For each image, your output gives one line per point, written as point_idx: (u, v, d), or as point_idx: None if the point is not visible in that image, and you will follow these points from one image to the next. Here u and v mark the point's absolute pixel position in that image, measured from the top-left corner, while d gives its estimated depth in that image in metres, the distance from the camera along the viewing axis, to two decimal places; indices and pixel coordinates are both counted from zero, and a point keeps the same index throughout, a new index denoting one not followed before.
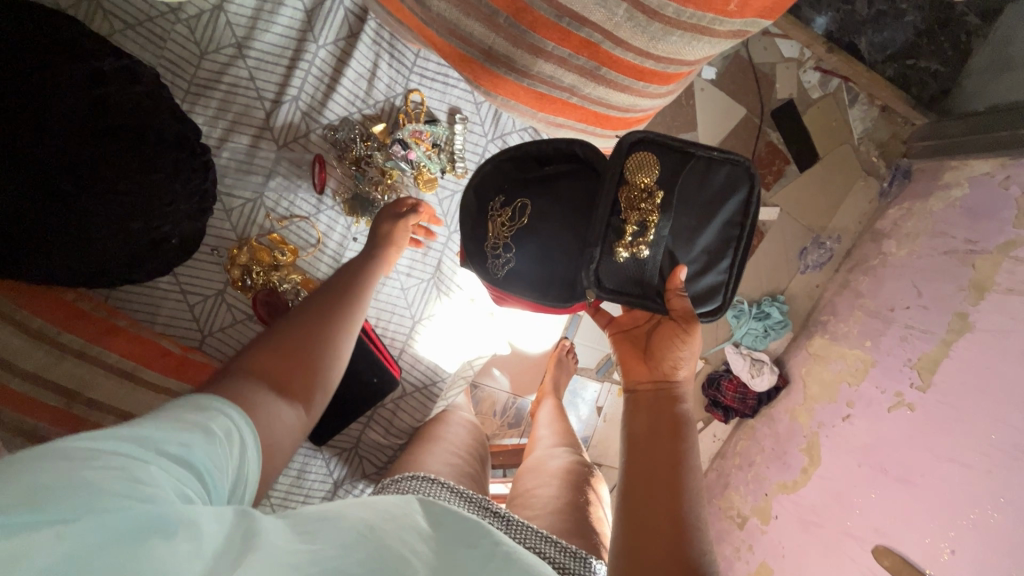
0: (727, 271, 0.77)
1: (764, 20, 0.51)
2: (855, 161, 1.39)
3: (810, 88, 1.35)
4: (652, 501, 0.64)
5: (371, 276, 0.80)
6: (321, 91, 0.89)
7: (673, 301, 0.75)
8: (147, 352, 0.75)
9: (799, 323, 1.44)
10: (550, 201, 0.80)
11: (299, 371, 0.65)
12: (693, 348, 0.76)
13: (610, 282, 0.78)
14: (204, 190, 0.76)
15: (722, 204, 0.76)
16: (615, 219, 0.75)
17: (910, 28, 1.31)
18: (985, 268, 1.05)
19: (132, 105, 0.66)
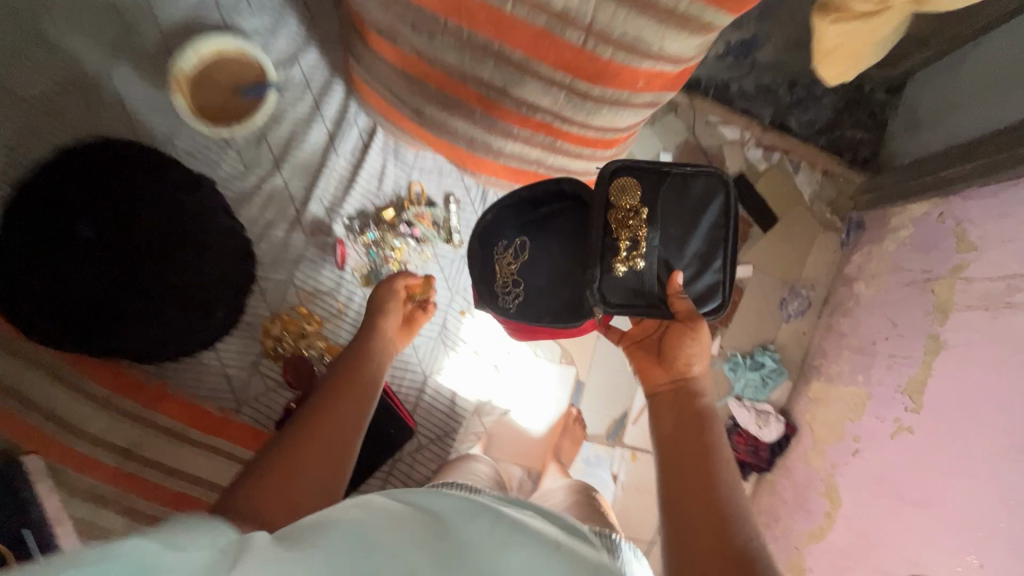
0: (722, 268, 0.80)
1: (668, 91, 0.67)
2: (811, 218, 1.55)
3: (756, 162, 1.54)
4: (692, 498, 0.67)
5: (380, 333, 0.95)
6: (340, 190, 1.05)
7: (675, 304, 0.78)
8: (191, 417, 0.94)
9: (795, 371, 1.49)
10: (548, 236, 0.82)
11: (300, 478, 0.76)
12: (702, 343, 0.80)
13: (615, 299, 0.78)
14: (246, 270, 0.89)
15: (702, 208, 0.79)
16: (606, 240, 0.77)
17: (830, 107, 1.53)
18: (943, 292, 1.16)
19: (192, 206, 0.82)
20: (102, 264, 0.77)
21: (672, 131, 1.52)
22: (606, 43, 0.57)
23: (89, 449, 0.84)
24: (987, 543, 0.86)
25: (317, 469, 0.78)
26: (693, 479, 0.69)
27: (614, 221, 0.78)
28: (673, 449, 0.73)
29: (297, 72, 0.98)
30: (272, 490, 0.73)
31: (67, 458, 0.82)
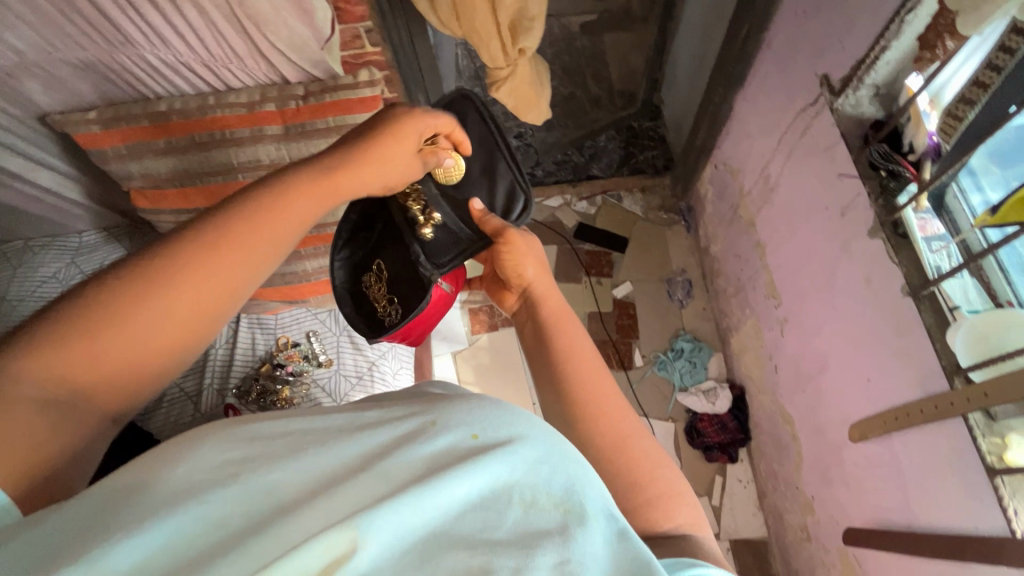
0: (508, 168, 0.89)
1: None
2: (654, 223, 1.80)
3: (587, 210, 1.82)
4: (581, 395, 0.58)
5: (374, 172, 0.56)
6: (222, 371, 1.11)
7: (487, 225, 0.78)
8: None
9: (717, 342, 1.59)
10: (386, 246, 0.94)
11: (142, 341, 0.43)
12: (521, 252, 0.73)
13: (440, 258, 0.89)
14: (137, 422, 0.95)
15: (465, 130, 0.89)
16: (406, 216, 0.89)
17: (616, 148, 1.87)
18: (744, 210, 1.36)
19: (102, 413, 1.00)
20: None
21: None
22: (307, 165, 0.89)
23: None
24: (862, 358, 0.91)
25: (180, 328, 0.45)
26: (564, 373, 0.60)
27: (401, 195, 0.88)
28: (535, 355, 0.65)
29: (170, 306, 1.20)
30: (83, 361, 0.41)
31: None
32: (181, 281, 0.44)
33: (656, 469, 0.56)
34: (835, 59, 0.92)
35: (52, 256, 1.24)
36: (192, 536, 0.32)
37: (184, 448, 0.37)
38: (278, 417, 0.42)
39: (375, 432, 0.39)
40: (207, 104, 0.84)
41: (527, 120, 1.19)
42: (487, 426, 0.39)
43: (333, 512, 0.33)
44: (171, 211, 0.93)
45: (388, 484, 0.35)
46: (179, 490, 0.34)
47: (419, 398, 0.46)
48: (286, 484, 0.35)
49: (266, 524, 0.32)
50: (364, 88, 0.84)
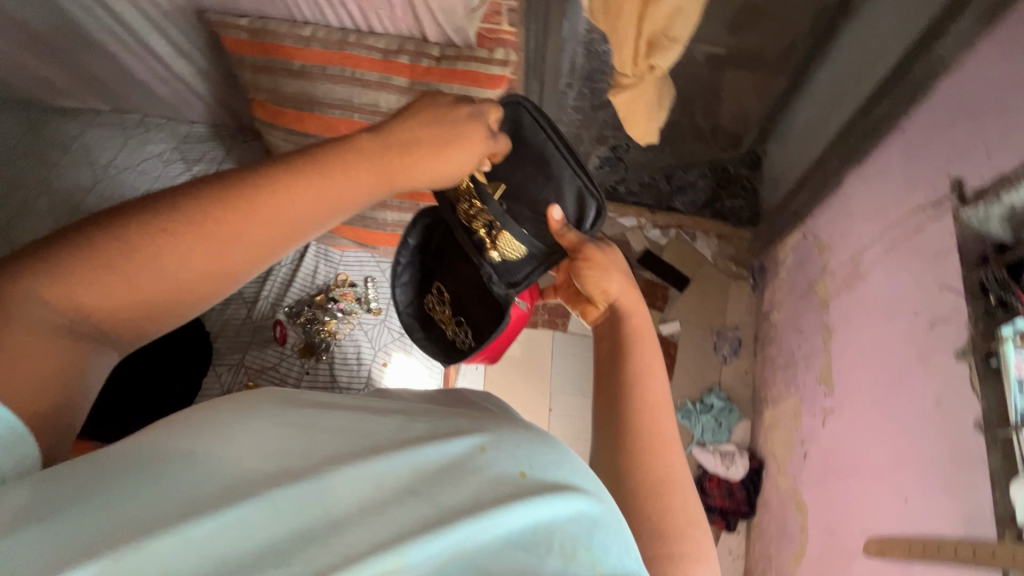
0: (574, 176, 0.83)
1: None
2: (720, 273, 1.76)
3: (657, 239, 1.81)
4: (642, 422, 0.63)
5: (423, 169, 0.60)
6: (281, 288, 1.16)
7: (564, 240, 0.82)
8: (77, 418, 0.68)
9: (749, 409, 1.55)
10: (451, 273, 1.03)
11: (164, 286, 0.51)
12: (603, 267, 0.77)
13: (514, 278, 0.92)
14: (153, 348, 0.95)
15: (526, 141, 0.84)
16: (474, 237, 0.92)
17: (704, 189, 1.82)
18: (822, 289, 1.30)
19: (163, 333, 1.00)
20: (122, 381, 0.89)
21: None
22: None
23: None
24: (904, 476, 0.88)
25: (209, 276, 0.53)
26: (632, 398, 0.65)
27: (466, 218, 0.91)
28: (599, 386, 0.69)
29: None
30: (109, 294, 0.49)
31: None
32: (215, 236, 0.51)
33: (688, 524, 0.58)
34: (976, 167, 0.86)
35: (162, 136, 1.32)
36: (248, 526, 0.33)
37: (235, 437, 0.39)
38: (338, 410, 0.44)
39: (428, 447, 0.40)
40: (347, 40, 0.87)
41: (632, 134, 1.16)
42: (534, 464, 0.40)
43: (384, 526, 0.34)
44: (283, 129, 0.98)
45: (435, 509, 0.36)
46: (233, 481, 0.36)
47: (471, 415, 0.48)
48: (340, 487, 0.36)
49: (317, 533, 0.34)
50: (496, 67, 0.85)
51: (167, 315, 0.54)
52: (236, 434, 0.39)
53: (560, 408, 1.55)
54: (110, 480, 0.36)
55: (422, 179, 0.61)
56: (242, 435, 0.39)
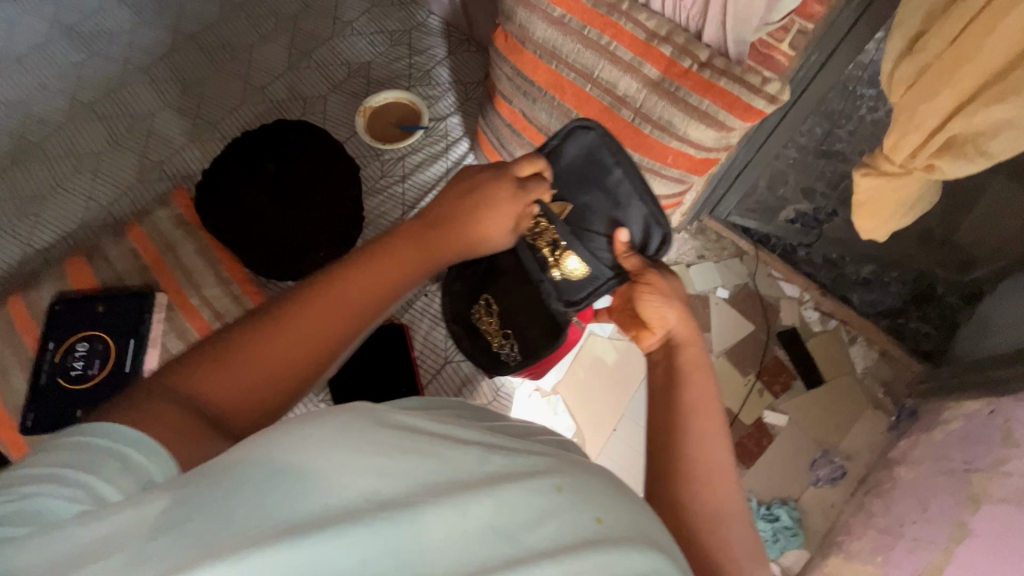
0: (642, 202, 0.89)
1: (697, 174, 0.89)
2: (861, 393, 1.54)
3: (811, 322, 1.61)
4: (693, 458, 0.65)
5: (481, 222, 0.81)
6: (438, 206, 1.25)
7: (625, 263, 0.88)
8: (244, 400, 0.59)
9: (815, 544, 1.39)
10: (504, 287, 1.12)
11: (310, 333, 0.63)
12: (661, 291, 0.81)
13: (574, 297, 1.00)
14: (307, 174, 1.07)
15: (595, 165, 0.91)
16: (539, 257, 1.00)
17: (895, 295, 1.59)
18: (980, 483, 1.09)
19: (314, 165, 1.08)
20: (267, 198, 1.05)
21: (734, 271, 1.65)
22: (647, 121, 0.83)
23: (200, 302, 1.06)
24: None
25: (332, 320, 0.65)
26: (687, 430, 0.67)
27: (532, 238, 0.99)
28: (664, 417, 0.70)
29: (440, 128, 1.30)
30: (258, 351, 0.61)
31: (155, 258, 1.07)
32: (294, 315, 0.63)
33: (743, 556, 0.64)
34: None
35: (400, 17, 1.40)
36: (361, 546, 0.41)
37: (316, 449, 0.46)
38: (412, 427, 0.52)
39: (509, 487, 0.46)
40: (621, 6, 0.80)
41: (860, 225, 1.03)
42: (608, 514, 0.47)
43: (464, 554, 0.42)
44: (513, 65, 0.96)
45: (515, 547, 0.43)
46: (339, 505, 0.43)
47: (539, 448, 0.55)
48: (433, 519, 0.43)
49: (409, 560, 0.41)
50: (760, 100, 0.74)
51: (301, 358, 0.63)
52: (332, 450, 0.46)
53: (624, 433, 1.46)
54: (206, 497, 0.43)
55: (482, 229, 0.81)
56: (340, 452, 0.46)
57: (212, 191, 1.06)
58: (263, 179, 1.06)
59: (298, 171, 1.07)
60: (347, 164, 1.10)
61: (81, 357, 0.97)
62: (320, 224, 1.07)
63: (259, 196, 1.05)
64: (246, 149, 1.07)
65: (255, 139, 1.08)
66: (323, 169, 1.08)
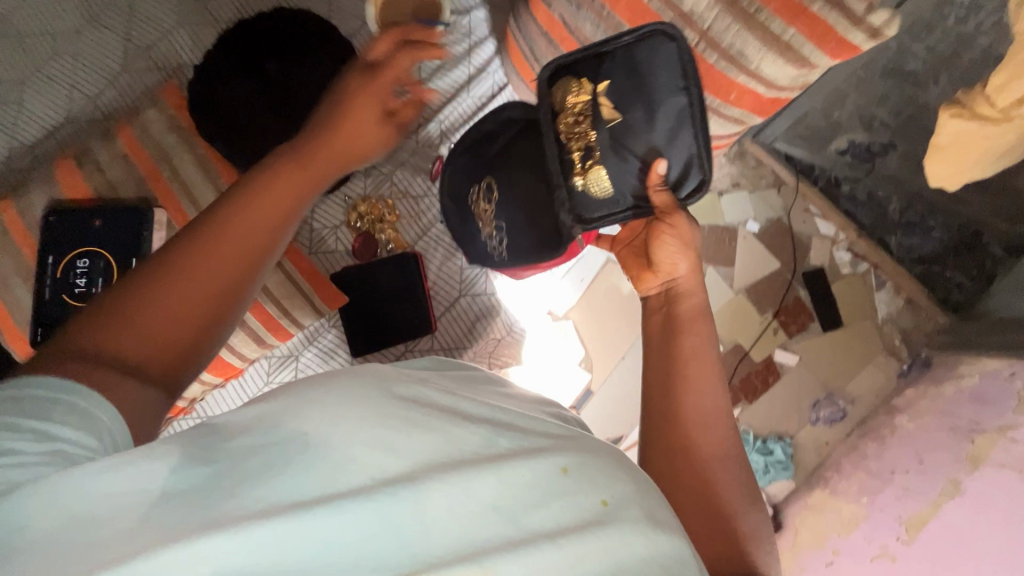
0: (693, 142, 0.78)
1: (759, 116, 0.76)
2: (878, 339, 1.51)
3: (841, 265, 1.54)
4: (684, 412, 0.65)
5: (377, 111, 0.69)
6: (459, 123, 1.17)
7: (655, 198, 0.80)
8: (159, 351, 0.54)
9: (803, 476, 1.45)
10: (508, 175, 0.96)
11: (217, 271, 0.56)
12: (684, 238, 0.79)
13: (587, 215, 0.87)
14: (313, 87, 0.95)
15: (657, 80, 0.76)
16: (563, 155, 0.86)
17: (938, 241, 1.46)
18: (983, 444, 1.10)
19: (321, 79, 0.95)
20: (271, 113, 0.95)
21: (768, 204, 1.54)
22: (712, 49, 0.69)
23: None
24: None
25: (240, 251, 0.57)
26: (677, 385, 0.66)
27: (564, 133, 0.85)
28: (657, 370, 0.68)
29: (464, 23, 1.13)
30: (168, 295, 0.54)
31: (142, 161, 0.98)
32: (204, 251, 0.55)
33: (742, 496, 0.64)
34: None
35: None
36: (364, 522, 0.40)
37: (328, 420, 0.46)
38: (420, 399, 0.51)
39: (514, 463, 0.46)
40: None
41: (928, 170, 0.96)
42: (614, 496, 0.47)
43: (464, 532, 0.42)
44: None
45: (518, 528, 0.43)
46: (343, 480, 0.43)
47: (551, 425, 0.55)
48: (435, 495, 0.42)
49: (411, 538, 0.41)
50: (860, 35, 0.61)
51: (213, 299, 0.56)
52: (342, 421, 0.46)
53: (632, 361, 1.47)
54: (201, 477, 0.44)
55: (384, 128, 0.70)
56: (347, 424, 0.46)
57: (206, 101, 0.94)
58: (264, 87, 0.94)
59: (306, 86, 0.94)
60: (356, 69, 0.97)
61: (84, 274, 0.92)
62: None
63: (262, 108, 0.94)
64: (240, 49, 0.94)
65: (250, 37, 0.94)
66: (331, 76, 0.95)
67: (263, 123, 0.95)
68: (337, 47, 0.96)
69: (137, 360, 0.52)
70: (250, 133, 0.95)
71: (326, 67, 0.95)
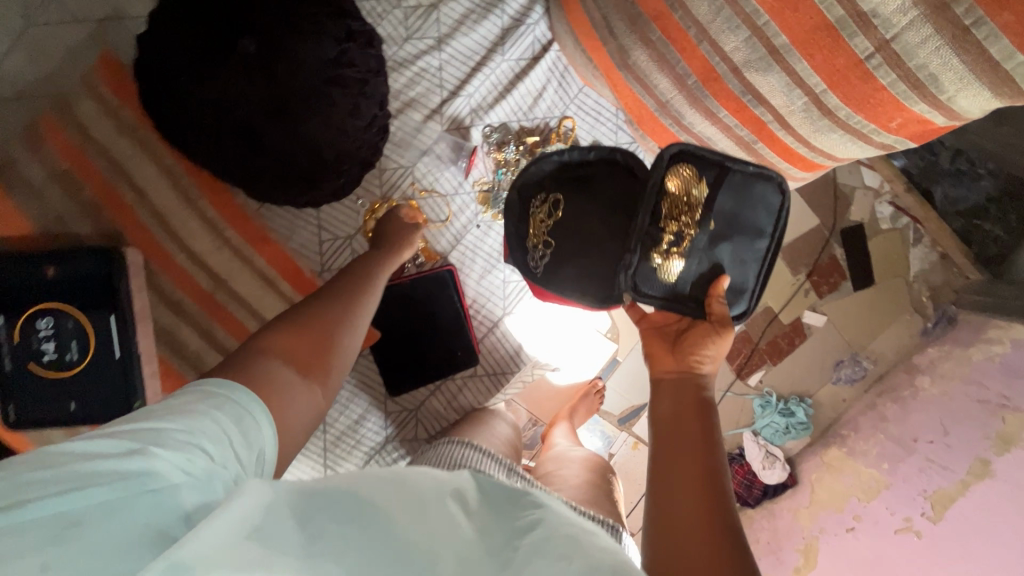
0: (755, 279, 0.71)
1: (913, 142, 0.57)
2: (906, 296, 1.47)
3: (881, 219, 1.44)
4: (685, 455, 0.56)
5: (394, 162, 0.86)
6: (492, 95, 0.86)
7: (712, 307, 0.68)
8: (306, 359, 0.63)
9: (819, 431, 1.48)
10: (590, 201, 0.76)
11: (343, 308, 0.69)
12: (722, 350, 0.67)
13: (649, 291, 0.70)
14: (313, 88, 0.66)
15: (757, 216, 0.69)
16: (651, 227, 0.69)
17: (983, 191, 1.36)
18: (1013, 423, 1.06)
19: (322, 70, 0.66)
20: (257, 116, 0.66)
21: None
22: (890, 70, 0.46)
23: (188, 262, 0.80)
24: None
25: (354, 293, 0.71)
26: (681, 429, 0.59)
27: (667, 210, 0.69)
28: (664, 428, 0.60)
29: None
30: (310, 325, 0.65)
31: (96, 183, 0.77)
32: (329, 306, 0.68)
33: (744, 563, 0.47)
34: None
35: None
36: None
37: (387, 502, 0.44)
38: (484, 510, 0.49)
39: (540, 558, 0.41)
40: None
41: None
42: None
43: None
44: None
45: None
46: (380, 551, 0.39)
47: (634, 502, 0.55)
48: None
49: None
50: None
51: (341, 325, 0.67)
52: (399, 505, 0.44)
53: None
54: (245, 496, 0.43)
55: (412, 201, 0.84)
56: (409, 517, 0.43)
57: (165, 100, 0.68)
58: (237, 78, 0.64)
59: (303, 79, 0.65)
60: (361, 49, 0.70)
61: (50, 336, 0.68)
62: (332, 147, 0.72)
63: (242, 108, 0.66)
64: (222, 14, 0.64)
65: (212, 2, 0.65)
66: (327, 73, 0.67)
67: (255, 134, 0.68)
68: (343, 19, 0.68)
69: (292, 363, 0.61)
70: (237, 143, 0.69)
71: (331, 50, 0.66)
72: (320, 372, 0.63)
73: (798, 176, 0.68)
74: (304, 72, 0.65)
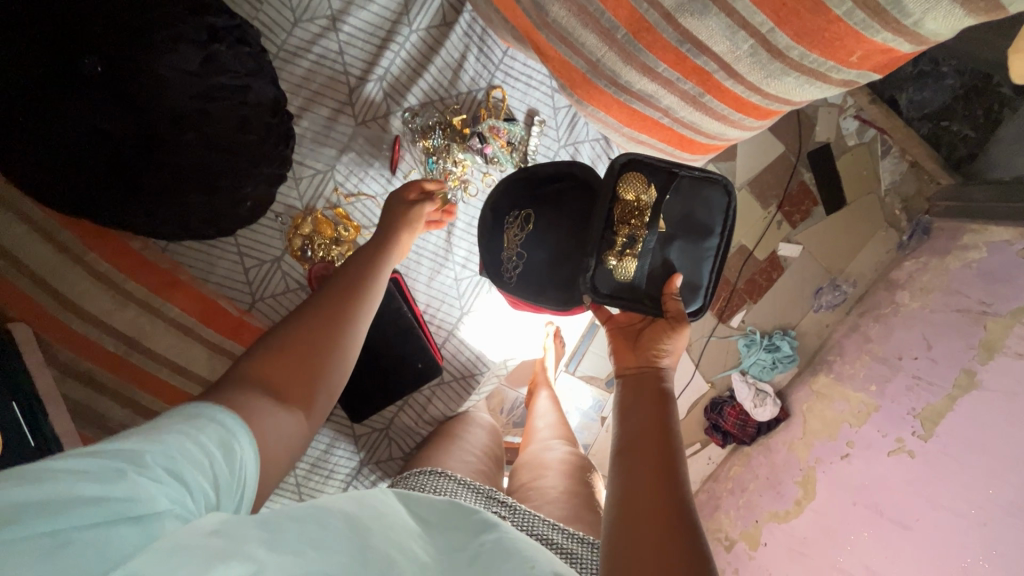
0: (709, 274, 0.70)
1: (877, 74, 0.50)
2: (879, 211, 1.42)
3: (847, 135, 1.39)
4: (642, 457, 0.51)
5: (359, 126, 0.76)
6: (406, 74, 0.77)
7: (668, 305, 0.66)
8: (290, 384, 0.52)
9: (805, 360, 1.45)
10: (552, 212, 0.73)
11: (330, 318, 0.57)
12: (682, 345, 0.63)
13: (606, 292, 0.68)
14: (179, 109, 0.56)
15: (707, 215, 0.69)
16: (603, 233, 0.69)
17: (948, 90, 1.30)
18: (995, 330, 1.02)
19: (184, 83, 0.56)
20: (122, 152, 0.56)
21: None
22: None
23: (93, 329, 0.71)
24: None
25: (355, 293, 0.60)
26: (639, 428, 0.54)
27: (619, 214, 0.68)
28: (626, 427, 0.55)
29: None
30: (297, 341, 0.54)
31: None
32: (316, 314, 0.57)
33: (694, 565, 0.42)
34: None
35: None
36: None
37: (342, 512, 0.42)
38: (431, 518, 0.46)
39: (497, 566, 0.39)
40: None
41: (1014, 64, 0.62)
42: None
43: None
44: None
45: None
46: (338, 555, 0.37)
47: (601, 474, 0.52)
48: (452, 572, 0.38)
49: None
50: None
51: (328, 341, 0.55)
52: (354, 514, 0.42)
53: None
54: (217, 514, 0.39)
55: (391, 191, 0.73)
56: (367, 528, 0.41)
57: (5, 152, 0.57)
58: (88, 111, 0.54)
59: (165, 97, 0.55)
60: (232, 49, 0.61)
61: None
62: (222, 170, 0.62)
63: (105, 147, 0.56)
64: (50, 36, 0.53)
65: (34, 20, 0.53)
66: (195, 87, 0.57)
67: (126, 173, 0.57)
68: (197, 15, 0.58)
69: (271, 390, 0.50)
70: (108, 186, 0.58)
71: (190, 53, 0.56)
72: (307, 395, 0.52)
73: (752, 125, 0.61)
74: (161, 89, 0.55)
